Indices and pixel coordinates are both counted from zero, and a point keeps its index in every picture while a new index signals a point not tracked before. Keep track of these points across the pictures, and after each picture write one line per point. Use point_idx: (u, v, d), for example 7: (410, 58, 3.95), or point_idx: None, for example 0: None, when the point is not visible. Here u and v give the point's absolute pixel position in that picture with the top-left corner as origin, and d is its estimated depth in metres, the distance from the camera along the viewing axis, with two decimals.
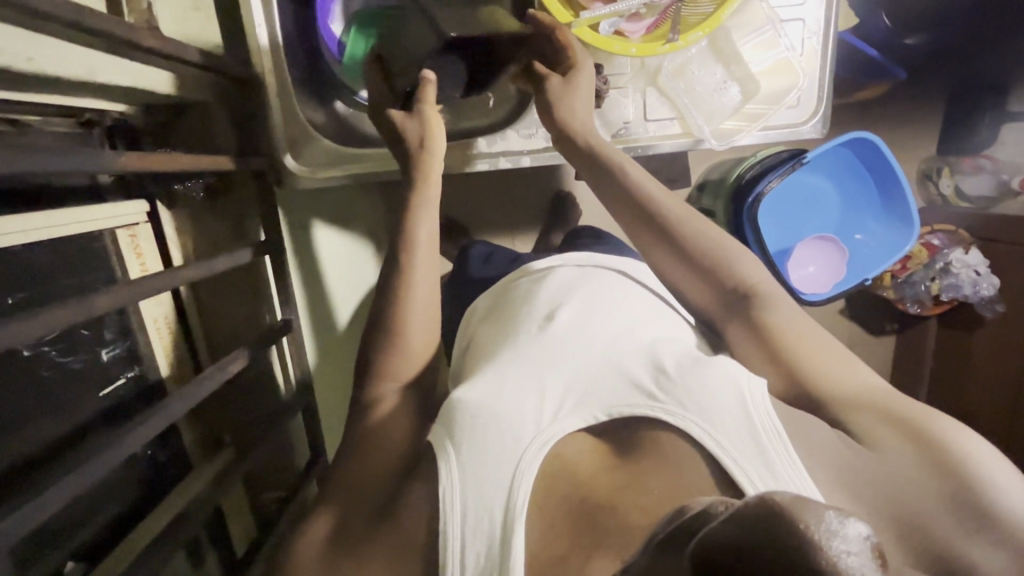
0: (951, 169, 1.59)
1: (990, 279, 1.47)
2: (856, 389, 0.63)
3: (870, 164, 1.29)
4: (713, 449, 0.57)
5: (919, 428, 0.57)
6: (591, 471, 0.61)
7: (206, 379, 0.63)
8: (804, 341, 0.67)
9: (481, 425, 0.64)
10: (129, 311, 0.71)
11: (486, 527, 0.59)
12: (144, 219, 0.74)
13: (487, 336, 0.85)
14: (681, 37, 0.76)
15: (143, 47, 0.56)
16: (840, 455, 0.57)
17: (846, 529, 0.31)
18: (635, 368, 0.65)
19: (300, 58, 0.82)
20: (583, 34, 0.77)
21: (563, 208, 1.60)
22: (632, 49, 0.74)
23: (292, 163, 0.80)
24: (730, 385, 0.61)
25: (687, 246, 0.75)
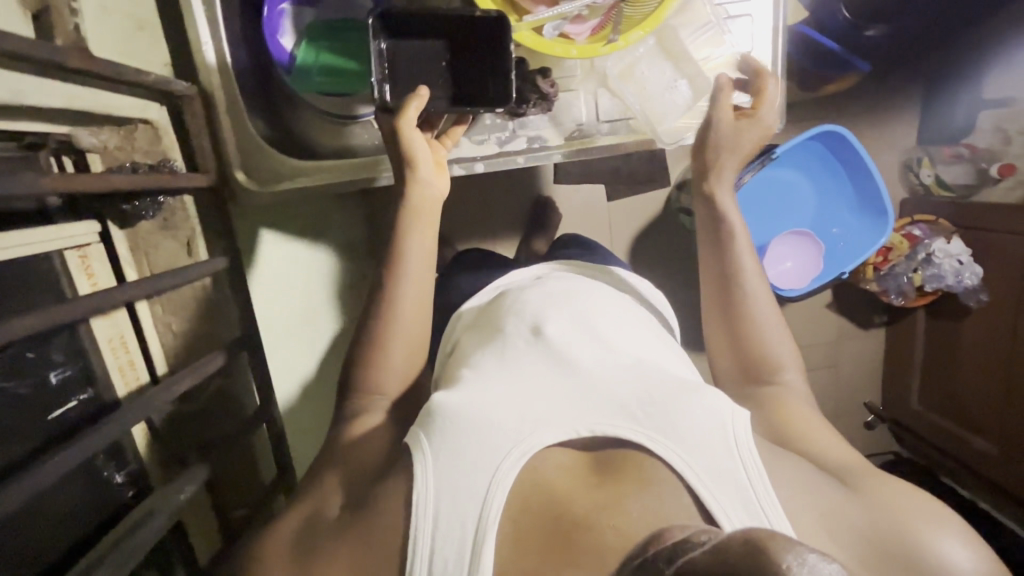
0: (931, 159, 1.58)
1: (973, 268, 1.47)
2: (842, 454, 0.69)
3: (841, 157, 1.28)
4: (692, 481, 0.58)
5: (899, 499, 0.62)
6: (569, 488, 0.61)
7: (181, 377, 0.70)
8: (804, 408, 0.75)
9: (463, 431, 0.63)
10: (80, 332, 0.71)
11: (457, 538, 0.58)
12: (96, 239, 0.74)
13: (469, 343, 0.84)
14: (623, 38, 0.75)
15: (71, 68, 0.55)
16: (830, 502, 0.61)
17: (821, 566, 0.37)
18: (621, 391, 0.66)
19: (248, 73, 0.82)
20: (524, 38, 0.74)
21: (541, 212, 1.59)
22: (572, 52, 0.73)
23: (243, 178, 0.82)
24: (716, 419, 0.62)
25: (732, 302, 0.80)
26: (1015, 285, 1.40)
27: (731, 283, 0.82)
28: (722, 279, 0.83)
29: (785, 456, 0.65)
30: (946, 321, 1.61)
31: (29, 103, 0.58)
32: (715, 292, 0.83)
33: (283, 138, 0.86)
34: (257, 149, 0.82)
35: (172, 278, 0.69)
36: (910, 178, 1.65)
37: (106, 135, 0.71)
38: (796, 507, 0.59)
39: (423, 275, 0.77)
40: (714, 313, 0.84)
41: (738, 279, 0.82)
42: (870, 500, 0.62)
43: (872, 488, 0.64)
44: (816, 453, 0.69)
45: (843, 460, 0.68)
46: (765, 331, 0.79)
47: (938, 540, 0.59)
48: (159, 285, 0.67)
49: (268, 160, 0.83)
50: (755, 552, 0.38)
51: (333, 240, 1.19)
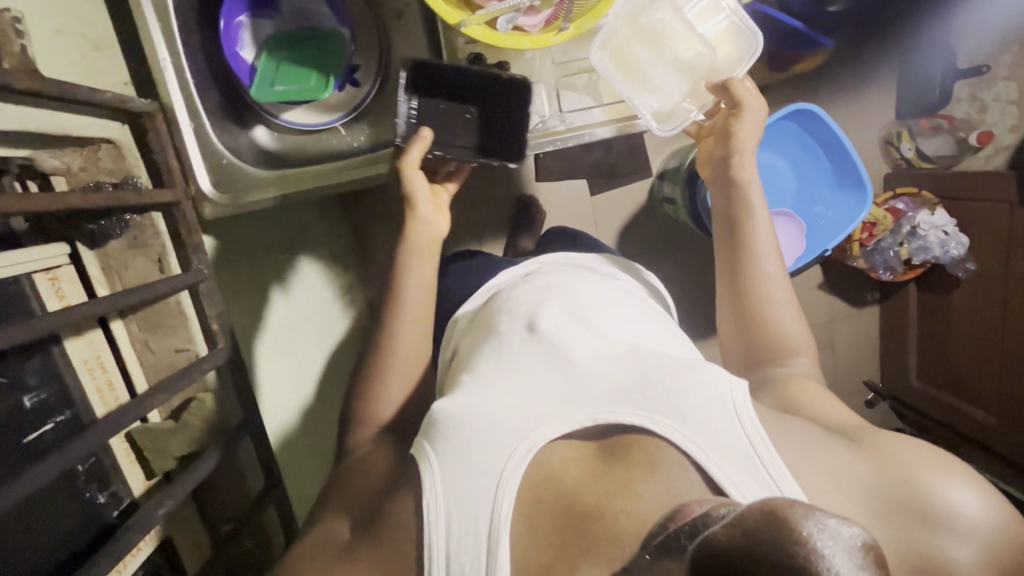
0: (910, 132, 1.58)
1: (959, 238, 1.46)
2: (853, 418, 0.67)
3: (815, 135, 1.28)
4: (700, 458, 0.57)
5: (911, 454, 0.60)
6: (577, 477, 0.60)
7: (157, 392, 0.71)
8: (812, 382, 0.74)
9: (467, 434, 0.63)
10: (54, 355, 0.71)
11: (473, 538, 0.58)
12: (66, 261, 0.74)
13: (467, 342, 0.83)
14: (574, 25, 0.74)
15: (20, 89, 0.55)
16: (840, 463, 0.59)
17: (838, 530, 0.35)
18: (622, 377, 0.66)
19: (210, 88, 0.83)
20: (476, 32, 0.71)
21: (525, 211, 1.59)
22: (525, 42, 0.72)
23: (211, 191, 0.82)
24: (715, 393, 0.62)
25: (747, 296, 0.82)
26: (1001, 252, 1.40)
27: (736, 268, 0.83)
28: (725, 267, 0.84)
29: (788, 422, 0.64)
30: (936, 293, 1.60)
31: None
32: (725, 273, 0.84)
33: (251, 149, 0.87)
34: (232, 168, 0.83)
35: (145, 292, 0.70)
36: (892, 155, 1.63)
37: (69, 157, 0.72)
38: (806, 473, 0.57)
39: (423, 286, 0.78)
40: (723, 300, 0.85)
41: (741, 260, 0.83)
42: (877, 457, 0.60)
43: (884, 444, 0.61)
44: (823, 416, 0.67)
45: (852, 423, 0.67)
46: (773, 327, 0.79)
47: (954, 491, 0.56)
48: (129, 300, 0.68)
49: (237, 174, 0.83)
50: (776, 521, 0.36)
51: (314, 250, 1.18)
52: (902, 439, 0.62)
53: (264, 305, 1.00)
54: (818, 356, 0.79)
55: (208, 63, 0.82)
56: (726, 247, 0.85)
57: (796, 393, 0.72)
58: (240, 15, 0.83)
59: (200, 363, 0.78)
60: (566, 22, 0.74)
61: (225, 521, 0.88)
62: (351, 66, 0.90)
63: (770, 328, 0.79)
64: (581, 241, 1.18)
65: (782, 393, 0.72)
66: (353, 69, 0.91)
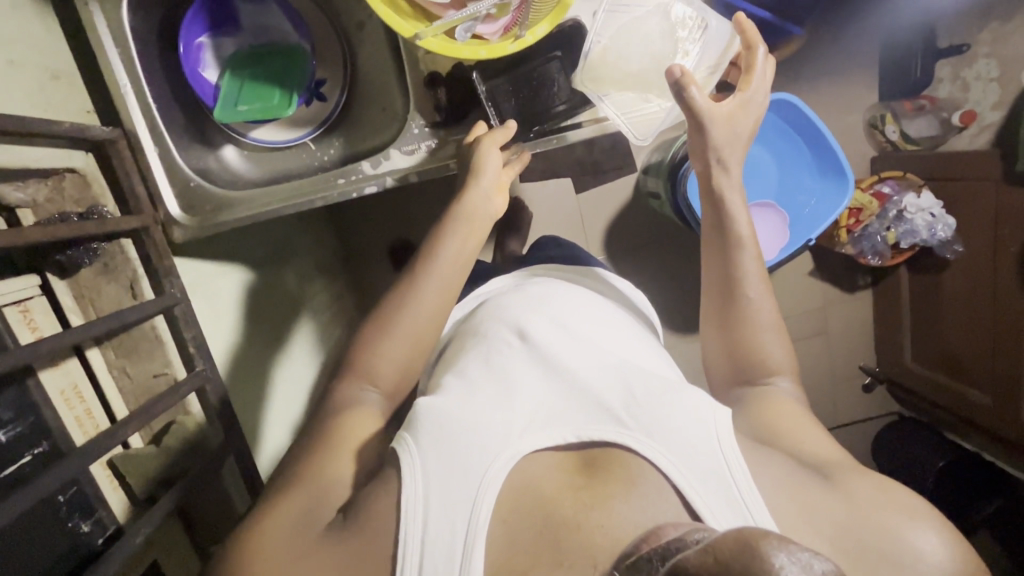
0: (894, 116, 1.58)
1: (946, 220, 1.45)
2: (829, 453, 0.68)
3: (796, 126, 1.28)
4: (677, 480, 0.58)
5: (878, 492, 0.61)
6: (558, 490, 0.60)
7: (133, 419, 0.71)
8: (794, 405, 0.73)
9: (450, 435, 0.63)
10: (29, 387, 0.71)
11: (448, 540, 0.57)
12: (37, 292, 0.73)
13: (454, 349, 0.84)
14: (530, 32, 0.73)
15: None
16: (813, 494, 0.60)
17: (809, 563, 0.37)
18: (606, 395, 0.66)
19: (174, 110, 0.83)
20: (431, 44, 0.70)
21: (512, 213, 1.58)
22: (482, 52, 0.72)
23: (179, 214, 0.82)
24: (699, 416, 0.62)
25: (733, 314, 0.81)
26: (988, 232, 1.39)
27: (721, 287, 0.82)
28: (711, 283, 0.84)
29: (765, 450, 0.64)
30: (925, 276, 1.61)
31: None
32: (712, 287, 0.83)
33: (221, 169, 0.88)
34: (199, 191, 0.83)
35: (109, 322, 0.70)
36: (876, 138, 1.64)
37: (34, 189, 0.70)
38: (777, 501, 0.58)
39: (437, 293, 0.76)
40: (709, 316, 0.84)
41: (724, 283, 0.82)
42: (847, 489, 0.61)
43: (854, 482, 0.62)
44: (802, 448, 0.67)
45: (827, 457, 0.67)
46: (759, 343, 0.79)
47: (914, 532, 0.58)
48: (96, 329, 0.68)
49: (204, 194, 0.83)
50: (747, 547, 0.38)
51: (297, 264, 1.18)
52: (875, 478, 0.64)
53: (252, 319, 1.00)
54: (798, 376, 0.79)
55: (171, 86, 0.83)
56: (712, 263, 0.84)
57: (777, 411, 0.72)
58: (199, 36, 0.83)
59: (183, 384, 0.79)
60: (522, 30, 0.73)
61: (212, 538, 0.89)
62: (316, 81, 0.90)
63: (755, 344, 0.79)
64: (567, 250, 1.16)
65: (769, 411, 0.72)
66: (319, 83, 0.91)
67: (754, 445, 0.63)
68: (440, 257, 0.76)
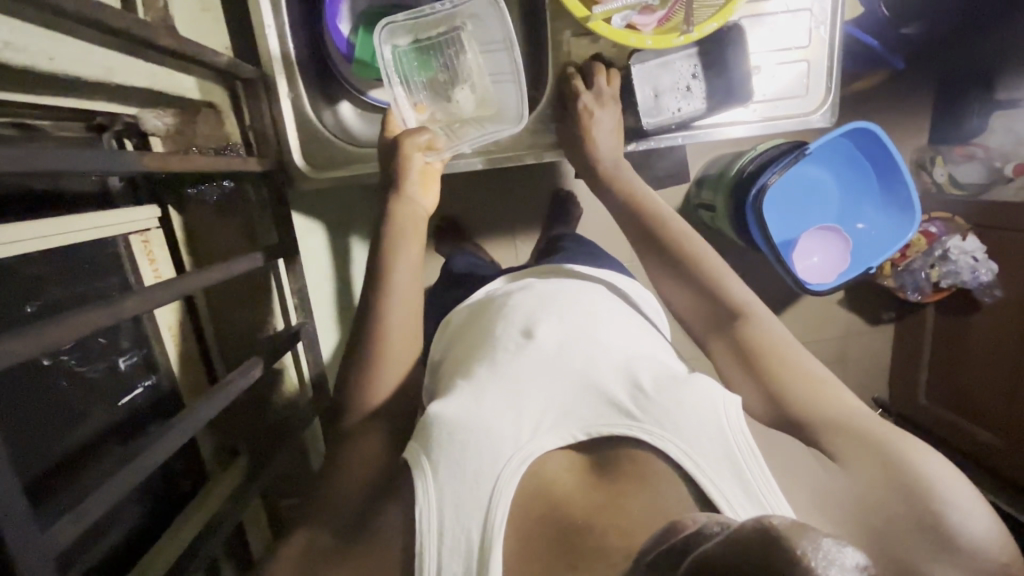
0: (943, 158, 1.40)
1: (989, 264, 1.31)
2: (856, 422, 0.55)
3: (871, 155, 1.23)
4: (692, 473, 0.49)
5: (907, 466, 0.50)
6: (573, 489, 0.51)
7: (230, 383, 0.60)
8: (782, 353, 0.61)
9: (459, 442, 0.54)
10: (144, 319, 0.71)
11: (465, 548, 0.49)
12: (156, 225, 0.72)
13: (458, 341, 0.71)
14: (697, 28, 0.74)
15: (159, 46, 0.54)
16: (814, 474, 0.51)
17: (844, 557, 0.27)
18: (610, 381, 0.56)
19: (309, 61, 0.82)
20: (600, 28, 0.73)
21: (564, 205, 1.28)
22: (648, 41, 0.74)
23: (303, 164, 0.80)
24: (712, 407, 0.52)
25: (676, 258, 0.70)
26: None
27: (682, 263, 0.69)
28: (673, 256, 0.70)
29: (785, 443, 0.54)
30: (951, 318, 1.48)
31: (117, 81, 0.58)
32: (662, 267, 0.71)
33: (338, 126, 0.86)
34: (324, 141, 0.80)
35: (219, 271, 0.60)
36: (922, 179, 1.45)
37: (169, 118, 0.71)
38: (795, 489, 0.49)
39: (410, 286, 0.68)
40: (667, 285, 0.71)
41: (693, 256, 0.70)
42: (865, 466, 0.51)
43: (876, 458, 0.52)
44: (825, 434, 0.55)
45: (845, 428, 0.54)
46: (722, 284, 0.67)
47: (950, 503, 0.49)
48: (208, 277, 0.58)
49: (332, 148, 0.81)
50: (772, 537, 0.28)
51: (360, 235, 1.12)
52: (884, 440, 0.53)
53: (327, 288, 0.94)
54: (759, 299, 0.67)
55: (309, 39, 0.82)
56: (656, 258, 0.72)
57: (756, 365, 0.60)
58: None
59: (248, 366, 0.65)
60: (686, 26, 0.75)
61: (286, 497, 0.91)
62: None
63: (717, 284, 0.67)
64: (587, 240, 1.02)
65: (771, 388, 0.59)
66: None
67: (763, 429, 0.54)
68: (403, 233, 0.70)
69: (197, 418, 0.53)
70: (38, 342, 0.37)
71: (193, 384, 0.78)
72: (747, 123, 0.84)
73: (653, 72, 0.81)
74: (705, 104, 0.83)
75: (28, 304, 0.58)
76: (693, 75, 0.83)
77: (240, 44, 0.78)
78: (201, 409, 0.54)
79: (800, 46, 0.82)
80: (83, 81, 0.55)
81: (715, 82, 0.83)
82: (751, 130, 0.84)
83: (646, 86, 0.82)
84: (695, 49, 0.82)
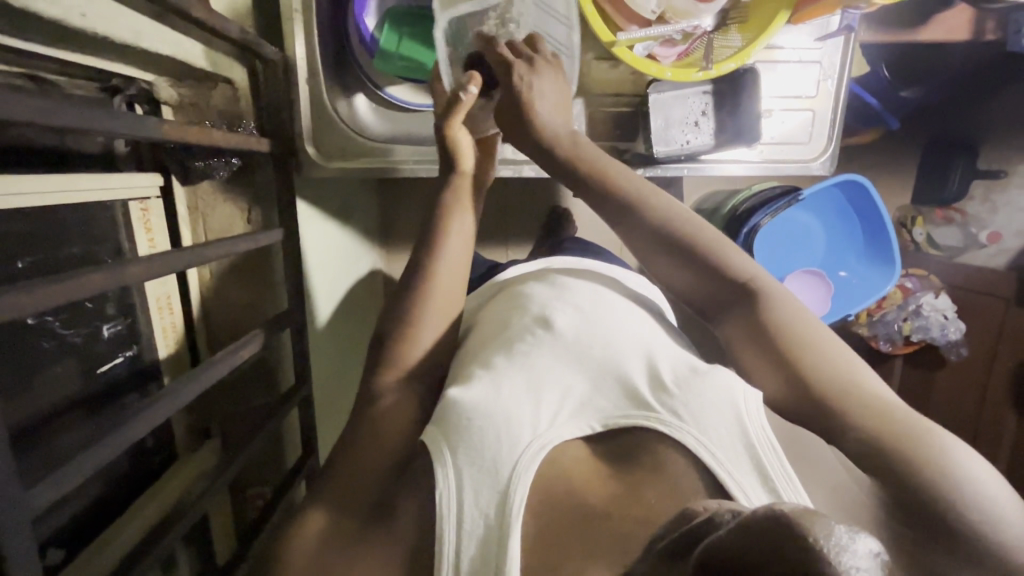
0: (924, 218, 1.41)
1: (957, 323, 1.36)
2: (879, 404, 0.54)
3: (857, 205, 1.26)
4: (710, 463, 0.49)
5: (938, 456, 0.49)
6: (591, 478, 0.52)
7: (219, 362, 0.60)
8: (801, 342, 0.59)
9: (481, 425, 0.53)
10: (133, 289, 0.70)
11: (483, 528, 0.49)
12: (156, 194, 0.72)
13: (477, 329, 0.71)
14: (714, 66, 0.77)
15: (192, 17, 0.53)
16: (831, 474, 0.51)
17: (855, 545, 0.27)
18: (631, 372, 0.57)
19: (330, 50, 0.83)
20: (623, 54, 0.76)
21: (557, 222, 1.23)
22: (667, 73, 0.77)
23: (313, 151, 0.82)
24: (727, 400, 0.53)
25: (675, 239, 0.67)
26: (988, 345, 1.36)
27: (686, 248, 0.66)
28: (660, 229, 0.67)
29: (805, 438, 0.54)
30: None
31: (144, 46, 0.57)
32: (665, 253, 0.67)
33: (353, 117, 0.87)
34: (335, 127, 0.83)
35: (220, 248, 0.59)
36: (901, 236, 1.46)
37: (185, 89, 0.71)
38: (811, 484, 0.49)
39: (451, 276, 0.67)
40: (656, 261, 0.68)
41: (685, 232, 0.67)
42: (893, 453, 0.50)
43: (906, 447, 0.50)
44: (850, 419, 0.54)
45: (870, 414, 0.53)
46: (731, 266, 0.65)
47: (986, 498, 0.47)
48: (210, 252, 0.58)
49: (346, 138, 0.84)
50: (784, 523, 0.29)
51: (356, 224, 1.10)
52: (905, 429, 0.51)
53: (323, 274, 0.93)
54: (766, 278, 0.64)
55: (333, 28, 0.83)
56: (639, 233, 0.68)
57: (779, 356, 0.58)
58: None
59: (239, 346, 0.64)
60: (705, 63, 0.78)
61: (254, 485, 0.89)
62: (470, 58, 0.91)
63: (726, 268, 0.65)
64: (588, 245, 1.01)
65: (787, 367, 0.58)
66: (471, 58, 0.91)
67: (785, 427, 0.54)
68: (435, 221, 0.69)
69: (180, 396, 0.53)
70: (38, 299, 0.37)
71: (175, 360, 0.76)
72: (750, 162, 0.87)
73: (668, 103, 0.83)
74: (713, 140, 0.86)
75: (21, 260, 0.56)
76: (704, 109, 0.85)
77: (264, 23, 0.77)
78: (184, 389, 0.53)
79: (807, 96, 0.86)
80: (111, 43, 0.55)
81: (726, 120, 0.85)
82: (754, 169, 0.87)
83: (660, 114, 0.83)
84: (709, 87, 0.85)
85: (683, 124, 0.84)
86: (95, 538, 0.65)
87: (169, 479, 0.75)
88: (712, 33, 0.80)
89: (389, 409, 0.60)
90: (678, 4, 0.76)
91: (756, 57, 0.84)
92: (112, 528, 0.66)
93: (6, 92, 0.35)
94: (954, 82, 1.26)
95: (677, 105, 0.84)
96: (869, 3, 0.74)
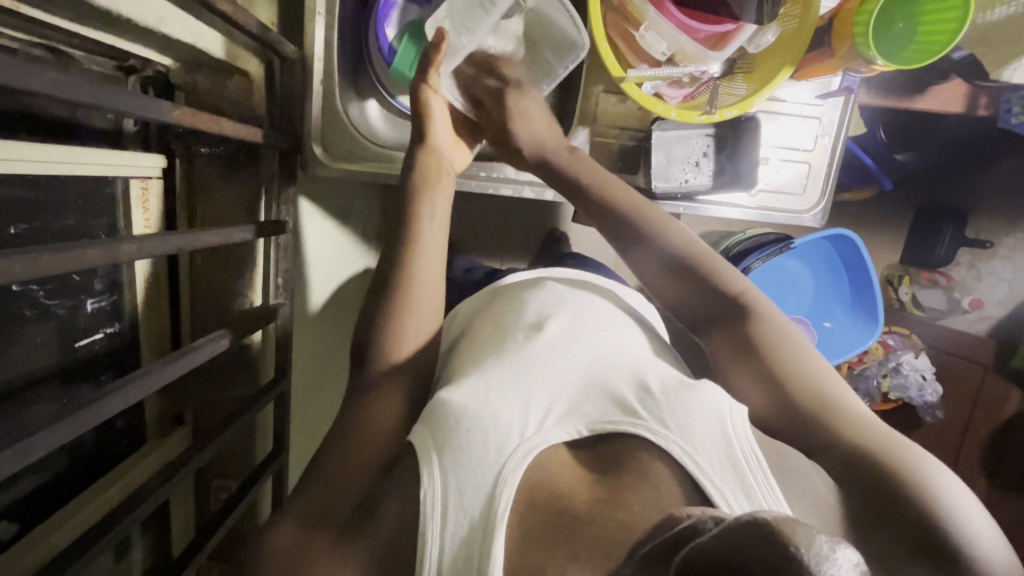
0: (911, 279, 1.42)
1: (935, 385, 1.35)
2: (862, 426, 0.55)
3: (847, 260, 1.28)
4: (694, 473, 0.50)
5: (914, 472, 0.50)
6: (575, 483, 0.52)
7: (203, 346, 0.60)
8: (790, 363, 0.59)
9: (466, 429, 0.53)
10: (123, 265, 0.70)
11: (466, 526, 0.49)
12: (159, 174, 0.72)
13: (474, 330, 0.71)
14: (718, 111, 0.79)
15: (216, 10, 0.54)
16: (817, 490, 0.51)
17: (837, 555, 0.27)
18: (619, 382, 0.58)
19: (348, 53, 0.85)
20: (631, 91, 0.79)
21: (553, 245, 1.24)
22: (671, 113, 0.79)
23: (319, 152, 0.83)
24: (714, 413, 0.54)
25: (669, 257, 0.68)
26: (966, 409, 1.38)
27: (681, 266, 0.68)
28: (664, 252, 0.69)
29: (791, 453, 0.54)
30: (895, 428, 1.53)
31: (164, 31, 0.59)
32: (660, 271, 0.69)
33: (363, 121, 0.88)
34: (342, 126, 0.83)
35: (216, 235, 0.59)
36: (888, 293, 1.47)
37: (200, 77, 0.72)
38: (796, 500, 0.49)
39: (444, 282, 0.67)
40: (652, 276, 0.70)
41: (685, 256, 0.68)
42: (866, 468, 0.51)
43: (886, 462, 0.51)
44: (835, 433, 0.54)
45: (853, 432, 0.54)
46: (721, 281, 0.66)
47: (959, 517, 0.47)
48: (205, 239, 0.58)
49: (352, 140, 0.84)
50: (767, 532, 0.29)
51: (353, 225, 1.10)
52: (883, 448, 0.52)
53: (315, 269, 0.93)
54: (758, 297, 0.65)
55: (352, 31, 0.85)
56: (647, 254, 0.70)
57: (766, 376, 0.59)
58: None
59: (219, 335, 0.63)
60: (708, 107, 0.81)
61: (219, 477, 0.88)
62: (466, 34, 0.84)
63: (718, 282, 0.66)
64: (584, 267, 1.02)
65: (775, 387, 0.58)
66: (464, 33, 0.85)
67: (768, 441, 0.54)
68: (439, 226, 0.69)
69: (159, 376, 0.53)
70: (25, 265, 0.37)
71: (156, 341, 0.76)
72: (744, 206, 0.89)
73: (670, 142, 0.86)
74: (710, 181, 0.88)
75: (14, 226, 0.57)
76: (704, 147, 0.88)
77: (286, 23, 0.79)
78: (162, 369, 0.53)
79: (805, 149, 0.89)
80: (133, 25, 0.56)
81: (724, 164, 0.88)
82: (750, 215, 0.89)
83: (663, 152, 0.86)
84: (712, 130, 0.89)
85: (683, 162, 0.87)
86: (43, 521, 0.63)
87: (130, 465, 0.73)
88: (717, 80, 0.83)
89: (369, 415, 0.60)
90: (687, 48, 0.78)
91: (760, 107, 0.87)
92: (70, 506, 0.65)
93: (24, 66, 0.36)
94: (947, 152, 1.29)
95: (681, 142, 0.86)
96: (869, 68, 0.77)
